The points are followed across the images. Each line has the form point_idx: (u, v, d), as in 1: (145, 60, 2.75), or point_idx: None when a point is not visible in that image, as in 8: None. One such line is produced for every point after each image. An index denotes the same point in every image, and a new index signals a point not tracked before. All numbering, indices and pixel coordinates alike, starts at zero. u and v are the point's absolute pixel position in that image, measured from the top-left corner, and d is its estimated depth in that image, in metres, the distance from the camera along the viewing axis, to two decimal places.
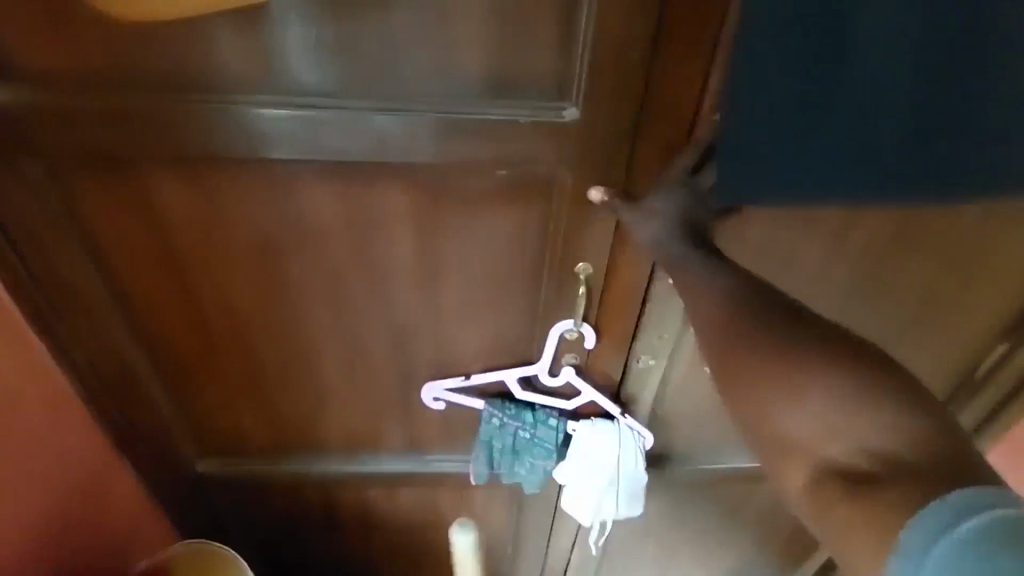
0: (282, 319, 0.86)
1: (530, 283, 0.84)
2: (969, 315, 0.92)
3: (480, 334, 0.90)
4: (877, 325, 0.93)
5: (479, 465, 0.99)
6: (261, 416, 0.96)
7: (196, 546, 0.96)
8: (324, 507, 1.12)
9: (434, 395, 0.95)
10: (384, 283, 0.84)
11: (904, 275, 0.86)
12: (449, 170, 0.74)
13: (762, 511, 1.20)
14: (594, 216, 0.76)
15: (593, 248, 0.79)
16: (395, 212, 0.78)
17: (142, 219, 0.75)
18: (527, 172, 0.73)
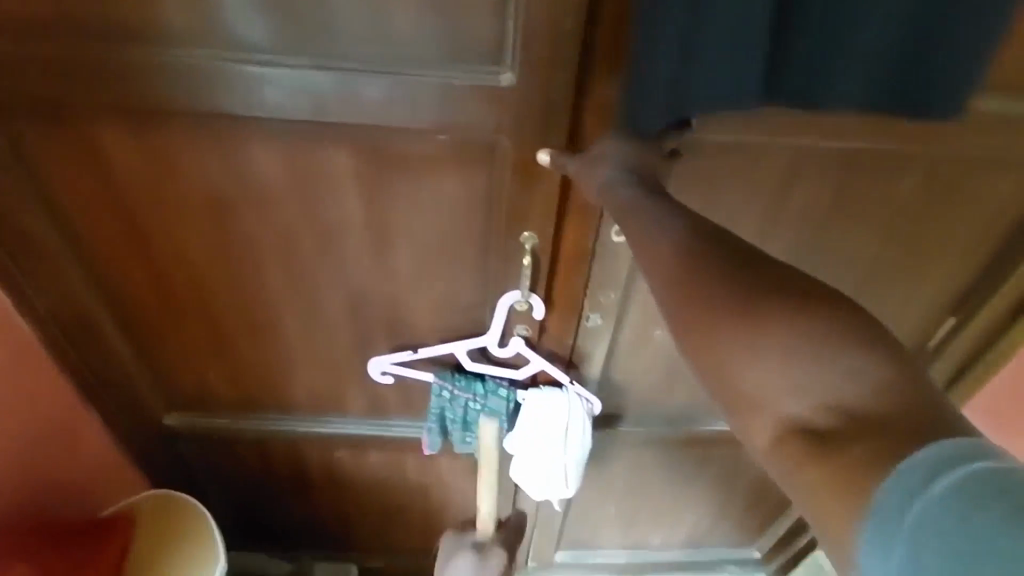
0: (238, 277, 0.86)
1: (477, 255, 0.80)
2: (930, 269, 0.90)
3: (432, 307, 0.86)
4: (840, 277, 0.91)
5: (432, 436, 0.96)
6: (225, 369, 0.98)
7: (159, 498, 0.99)
8: (291, 464, 1.13)
9: (382, 369, 0.93)
10: (334, 249, 0.81)
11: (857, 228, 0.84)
12: (388, 135, 0.70)
13: (725, 464, 1.23)
14: (539, 183, 0.72)
15: (540, 218, 0.75)
16: (339, 179, 0.74)
17: (93, 172, 0.76)
18: (463, 138, 0.69)
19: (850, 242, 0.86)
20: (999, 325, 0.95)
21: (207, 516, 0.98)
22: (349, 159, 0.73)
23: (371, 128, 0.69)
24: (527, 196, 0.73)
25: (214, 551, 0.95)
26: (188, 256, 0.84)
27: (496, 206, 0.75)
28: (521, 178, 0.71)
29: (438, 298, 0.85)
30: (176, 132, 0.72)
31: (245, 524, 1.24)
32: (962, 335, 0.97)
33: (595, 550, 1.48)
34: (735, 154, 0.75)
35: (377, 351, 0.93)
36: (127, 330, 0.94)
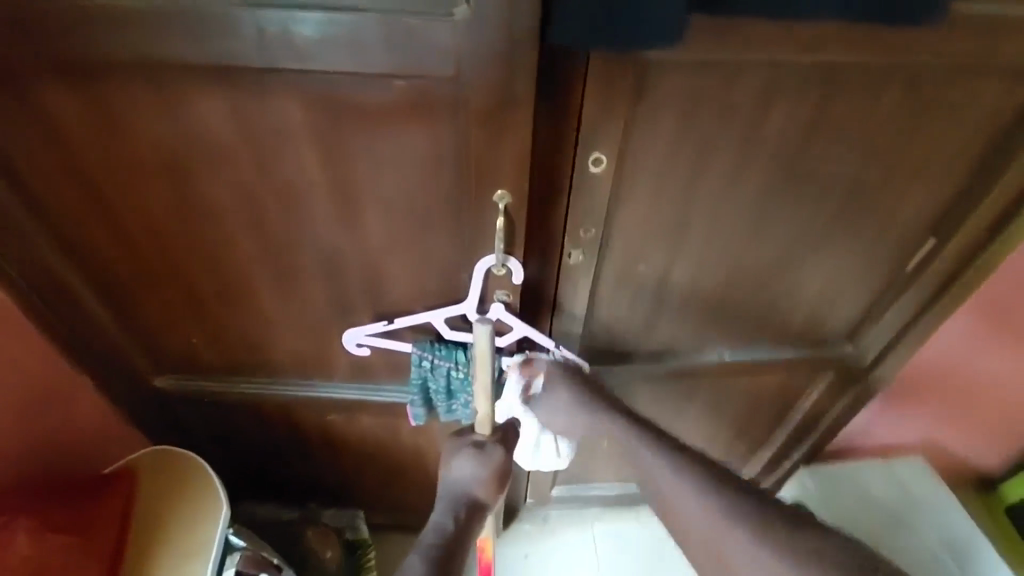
0: (208, 240, 0.83)
1: (450, 213, 0.76)
2: (917, 183, 0.92)
3: (408, 270, 0.83)
4: (816, 203, 0.94)
5: (416, 406, 0.94)
6: (210, 333, 0.97)
7: (157, 451, 1.00)
8: (287, 425, 1.15)
9: (357, 342, 0.92)
10: (301, 209, 0.77)
11: (842, 143, 0.86)
12: (343, 80, 0.64)
13: (713, 385, 1.31)
14: (508, 131, 0.67)
15: (511, 172, 0.70)
16: (297, 134, 0.70)
17: (41, 133, 0.71)
18: (424, 83, 0.64)
19: (831, 163, 0.88)
20: (975, 236, 1.00)
21: (210, 472, 0.99)
22: (304, 111, 0.67)
23: (323, 74, 0.64)
24: (497, 149, 0.68)
25: (218, 504, 0.96)
26: (155, 220, 0.80)
27: (466, 160, 0.70)
28: (489, 129, 0.67)
29: (414, 261, 0.82)
30: (120, 87, 0.66)
31: (249, 478, 1.28)
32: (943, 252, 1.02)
33: (590, 483, 1.54)
34: (709, 75, 0.77)
35: (355, 318, 0.91)
36: (107, 297, 0.91)
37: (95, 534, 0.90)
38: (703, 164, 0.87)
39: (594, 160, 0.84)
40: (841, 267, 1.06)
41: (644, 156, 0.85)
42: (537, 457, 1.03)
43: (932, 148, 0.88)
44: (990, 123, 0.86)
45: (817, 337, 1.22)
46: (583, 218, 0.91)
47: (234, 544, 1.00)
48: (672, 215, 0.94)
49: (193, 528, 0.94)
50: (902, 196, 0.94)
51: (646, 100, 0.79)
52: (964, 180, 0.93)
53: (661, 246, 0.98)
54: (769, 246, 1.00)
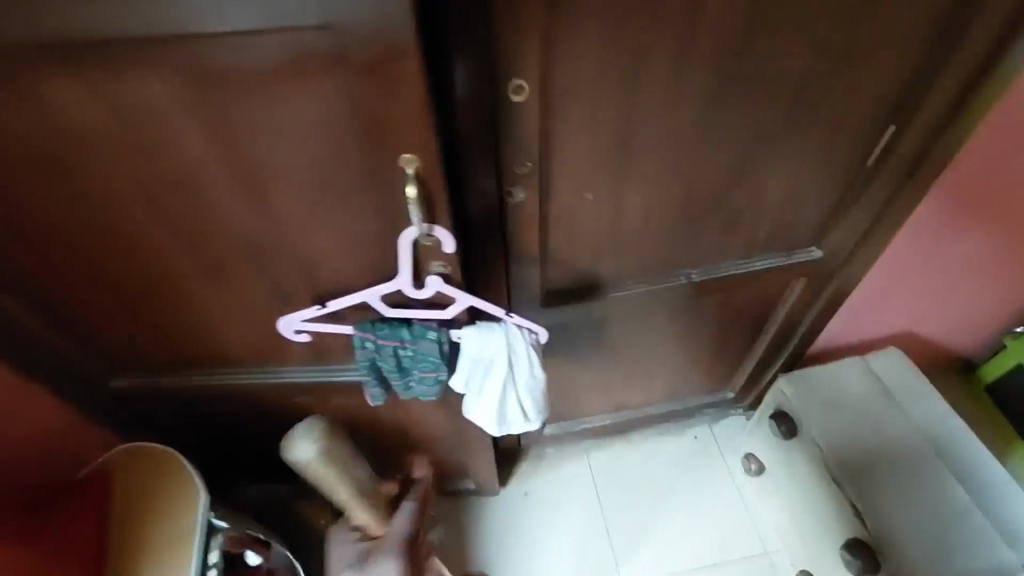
0: (116, 244, 0.76)
1: (361, 186, 0.69)
2: (870, 69, 0.86)
3: (335, 252, 0.77)
4: (766, 107, 0.88)
5: (371, 387, 0.90)
6: (152, 334, 0.93)
7: (126, 448, 1.00)
8: (261, 410, 1.14)
9: (295, 328, 0.88)
10: (202, 198, 0.70)
11: (785, 34, 0.79)
12: (201, 41, 0.56)
13: (687, 311, 1.30)
14: (402, 82, 0.59)
15: (417, 129, 0.63)
16: (171, 114, 0.61)
17: None
18: (292, 37, 0.55)
19: (778, 58, 0.81)
20: (936, 117, 0.96)
21: (186, 463, 0.99)
22: (169, 85, 0.59)
23: (176, 36, 0.55)
24: (394, 103, 0.60)
25: (195, 493, 0.96)
26: (54, 228, 0.73)
27: (364, 123, 0.62)
28: (379, 82, 0.59)
29: (338, 241, 0.75)
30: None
31: (239, 464, 1.29)
32: (903, 138, 0.99)
33: (580, 419, 1.59)
34: None
35: (292, 304, 0.86)
36: (34, 313, 0.86)
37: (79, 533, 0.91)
38: (635, 77, 0.79)
39: (514, 88, 0.76)
40: (799, 172, 1.01)
41: (574, 81, 0.78)
42: (510, 420, 0.95)
43: (880, 22, 0.80)
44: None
45: (785, 247, 1.19)
46: (516, 154, 0.84)
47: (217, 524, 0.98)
48: (611, 139, 0.87)
49: (176, 519, 0.94)
50: (853, 81, 0.87)
51: (565, 17, 0.71)
52: (921, 58, 0.87)
53: (608, 174, 0.92)
54: (723, 159, 0.95)
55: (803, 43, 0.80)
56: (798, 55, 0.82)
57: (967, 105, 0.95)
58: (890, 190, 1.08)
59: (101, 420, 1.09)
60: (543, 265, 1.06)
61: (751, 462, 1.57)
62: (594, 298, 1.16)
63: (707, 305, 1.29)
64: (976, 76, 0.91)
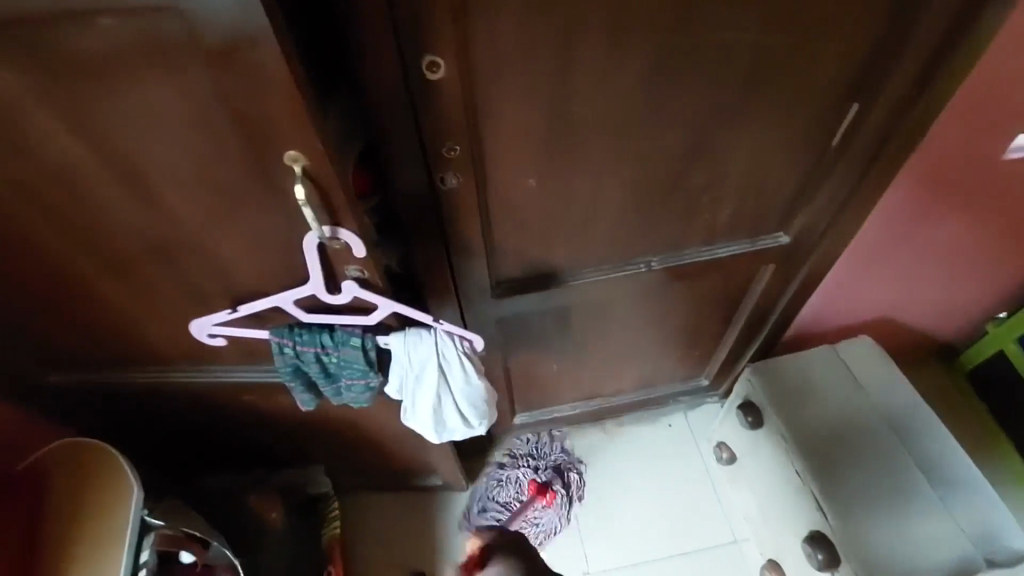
0: (9, 244, 0.71)
1: (254, 185, 0.63)
2: (824, 43, 0.80)
3: (244, 252, 0.72)
4: (712, 85, 0.82)
5: (299, 393, 0.89)
6: (75, 336, 0.89)
7: (57, 444, 0.95)
8: (206, 409, 1.11)
9: (208, 332, 0.85)
10: (86, 195, 0.65)
11: (725, 8, 0.72)
12: (37, 27, 0.49)
13: (651, 301, 1.25)
14: (269, 70, 0.52)
15: (298, 126, 0.57)
16: (27, 104, 0.55)
17: None
18: (140, 21, 0.49)
19: (719, 34, 0.75)
20: (899, 94, 0.90)
21: (122, 458, 0.94)
22: (20, 75, 0.53)
23: (5, 23, 0.48)
24: (269, 97, 0.55)
25: (127, 491, 0.91)
26: None
27: (241, 117, 0.57)
28: (246, 71, 0.53)
29: (243, 241, 0.71)
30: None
31: (194, 460, 1.27)
32: (866, 117, 0.93)
33: (549, 408, 1.57)
34: None
35: (212, 305, 0.82)
36: None
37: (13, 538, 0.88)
38: (564, 55, 0.72)
39: (428, 66, 0.69)
40: (756, 154, 0.95)
41: (494, 64, 0.72)
42: (448, 426, 0.97)
43: None
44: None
45: (749, 234, 1.14)
46: (441, 136, 0.76)
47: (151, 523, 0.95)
48: (546, 123, 0.81)
49: (106, 520, 0.89)
50: (808, 54, 0.81)
51: None
52: (880, 30, 0.80)
53: (547, 161, 0.87)
54: (671, 142, 0.89)
55: (747, 17, 0.74)
56: (742, 29, 0.75)
57: (936, 80, 0.88)
58: (856, 171, 1.02)
59: (46, 414, 1.08)
60: (491, 259, 1.01)
61: (721, 450, 1.52)
62: (549, 289, 1.11)
63: (672, 294, 1.25)
64: (943, 49, 0.84)
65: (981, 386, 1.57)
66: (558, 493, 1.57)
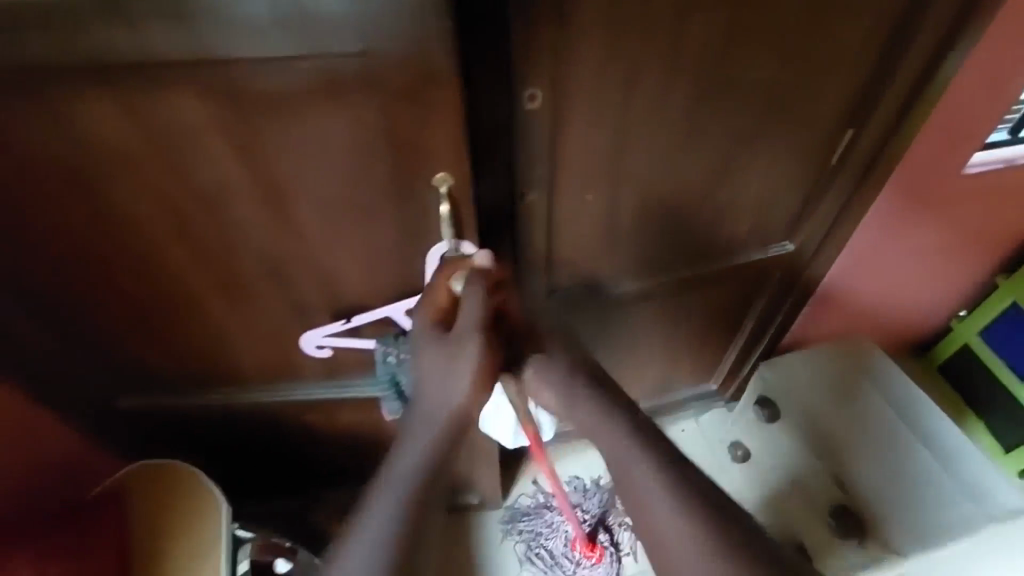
0: (136, 256, 0.77)
1: (389, 205, 0.73)
2: (831, 82, 0.96)
3: (360, 267, 0.81)
4: (743, 118, 0.96)
5: (391, 403, 0.92)
6: (164, 353, 0.93)
7: (138, 466, 1.00)
8: (270, 430, 1.14)
9: (316, 344, 0.92)
10: (228, 213, 0.72)
11: (756, 55, 0.87)
12: (246, 69, 0.59)
13: (676, 313, 1.37)
14: (433, 103, 0.63)
15: (444, 151, 0.67)
16: (204, 131, 0.64)
17: None
18: (333, 65, 0.59)
19: (751, 77, 0.90)
20: (886, 122, 1.07)
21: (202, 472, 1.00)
22: (202, 104, 0.61)
23: (219, 62, 0.58)
24: (425, 128, 0.65)
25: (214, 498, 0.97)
26: (66, 241, 0.74)
27: (394, 144, 0.66)
28: (418, 104, 0.63)
29: (361, 257, 0.79)
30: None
31: (246, 484, 1.29)
32: (860, 140, 1.09)
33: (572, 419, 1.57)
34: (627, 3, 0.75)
35: (315, 318, 0.89)
36: (50, 330, 0.86)
37: (94, 558, 0.90)
38: (631, 89, 0.85)
39: (527, 97, 0.81)
40: (773, 175, 1.10)
41: (574, 99, 0.84)
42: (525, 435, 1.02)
43: (838, 38, 0.90)
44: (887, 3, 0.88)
45: (763, 247, 1.28)
46: (526, 156, 0.88)
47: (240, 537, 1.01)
48: (609, 150, 0.93)
49: (197, 526, 0.96)
50: (819, 89, 0.97)
51: (567, 38, 0.77)
52: (872, 70, 0.98)
53: (605, 183, 0.99)
54: (707, 165, 1.02)
55: (774, 59, 0.89)
56: (770, 69, 0.90)
57: (916, 112, 1.06)
58: (849, 189, 1.19)
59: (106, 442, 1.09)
60: (547, 271, 1.12)
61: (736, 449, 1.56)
62: (593, 299, 1.22)
63: (695, 306, 1.37)
64: (922, 86, 1.02)
65: (953, 376, 1.77)
66: (606, 549, 1.54)
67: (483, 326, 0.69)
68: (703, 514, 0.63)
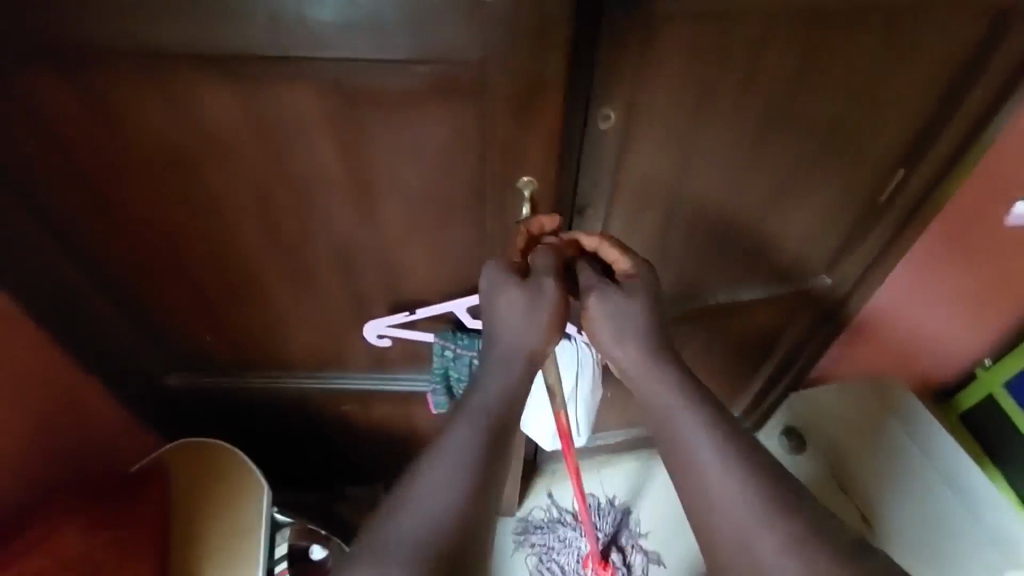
0: (220, 238, 0.80)
1: (470, 203, 0.77)
2: (889, 125, 0.98)
3: (431, 260, 0.84)
4: (802, 151, 0.98)
5: (438, 395, 0.98)
6: (223, 334, 0.95)
7: (180, 443, 1.01)
8: (308, 419, 1.16)
9: (377, 333, 0.95)
10: (316, 199, 0.76)
11: (823, 93, 0.90)
12: (364, 69, 0.63)
13: (709, 337, 1.38)
14: (533, 112, 0.67)
15: (534, 157, 0.71)
16: (313, 124, 0.68)
17: (42, 140, 0.67)
18: (445, 70, 0.63)
19: (815, 114, 0.93)
20: (938, 169, 1.08)
21: (243, 453, 1.02)
22: (316, 100, 0.65)
23: (338, 60, 0.62)
24: (520, 135, 0.69)
25: (255, 480, 0.99)
26: (154, 220, 0.77)
27: (488, 146, 0.71)
28: (518, 110, 0.67)
29: (434, 250, 0.83)
30: (109, 70, 0.62)
31: (272, 470, 1.30)
32: (912, 183, 1.10)
33: (595, 436, 1.52)
34: (707, 35, 0.78)
35: (375, 309, 0.92)
36: (123, 306, 0.88)
37: (141, 528, 0.91)
38: (698, 116, 0.88)
39: (602, 116, 0.85)
40: (823, 209, 1.12)
41: (646, 121, 0.87)
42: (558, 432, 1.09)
43: (903, 85, 0.92)
44: (954, 53, 0.89)
45: (802, 279, 1.29)
46: (593, 169, 0.92)
47: (279, 521, 1.04)
48: (671, 172, 0.96)
49: (237, 510, 0.97)
50: (881, 131, 0.99)
51: (647, 63, 0.80)
52: (931, 117, 0.99)
53: (663, 202, 1.01)
54: (762, 193, 1.04)
55: (840, 98, 0.91)
56: (836, 108, 0.93)
57: (967, 159, 1.08)
58: (895, 229, 1.19)
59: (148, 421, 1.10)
60: None
61: None
62: None
63: (728, 332, 1.38)
64: (977, 135, 1.04)
65: None
66: (618, 569, 1.56)
67: (556, 278, 0.73)
68: (778, 503, 0.64)
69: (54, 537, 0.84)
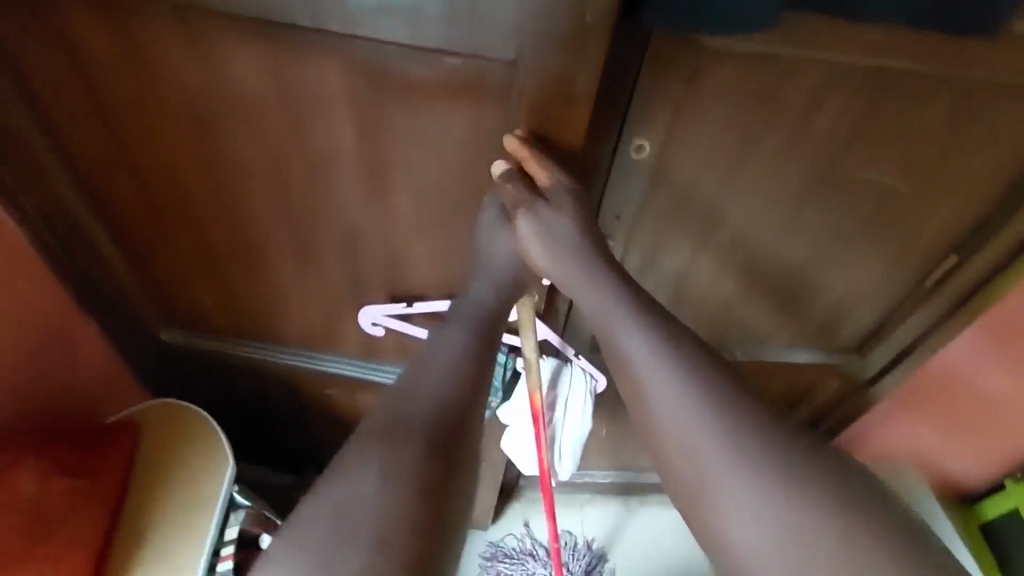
0: (228, 200, 0.79)
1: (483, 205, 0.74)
2: (946, 204, 0.91)
3: (437, 256, 0.82)
4: (845, 215, 0.92)
5: None
6: (219, 296, 0.95)
7: (158, 403, 1.00)
8: (289, 397, 1.14)
9: (371, 321, 0.92)
10: (327, 176, 0.74)
11: (877, 157, 0.84)
12: (391, 53, 0.61)
13: None
14: (559, 121, 0.64)
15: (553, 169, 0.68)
16: (334, 101, 0.66)
17: (72, 74, 0.67)
18: (474, 66, 0.61)
19: (865, 178, 0.86)
20: (995, 261, 0.99)
21: (217, 421, 1.00)
22: (341, 77, 0.64)
23: (368, 41, 0.60)
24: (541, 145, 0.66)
25: (223, 453, 0.97)
26: (168, 170, 0.76)
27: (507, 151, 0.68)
28: (543, 119, 0.64)
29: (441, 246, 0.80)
30: (142, 17, 0.61)
31: (249, 441, 1.28)
32: (962, 272, 1.01)
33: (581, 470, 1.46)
34: (759, 76, 0.74)
35: (372, 295, 0.90)
36: (128, 252, 0.89)
37: (100, 481, 0.90)
38: (736, 158, 0.83)
39: (636, 145, 0.81)
40: (859, 279, 1.04)
41: (681, 156, 0.83)
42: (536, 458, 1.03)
43: (966, 163, 0.85)
44: None
45: (828, 349, 1.21)
46: (618, 193, 0.88)
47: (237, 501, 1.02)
48: (701, 213, 0.91)
49: (199, 481, 0.95)
50: (934, 208, 0.92)
51: (690, 95, 0.76)
52: (994, 203, 0.91)
53: (687, 243, 0.96)
54: (795, 250, 0.98)
55: (895, 167, 0.85)
56: (888, 175, 0.86)
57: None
58: (936, 317, 1.10)
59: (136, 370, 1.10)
60: None
61: None
62: None
63: None
64: None
65: None
66: None
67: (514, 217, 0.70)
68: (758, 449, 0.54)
69: (11, 471, 0.84)
